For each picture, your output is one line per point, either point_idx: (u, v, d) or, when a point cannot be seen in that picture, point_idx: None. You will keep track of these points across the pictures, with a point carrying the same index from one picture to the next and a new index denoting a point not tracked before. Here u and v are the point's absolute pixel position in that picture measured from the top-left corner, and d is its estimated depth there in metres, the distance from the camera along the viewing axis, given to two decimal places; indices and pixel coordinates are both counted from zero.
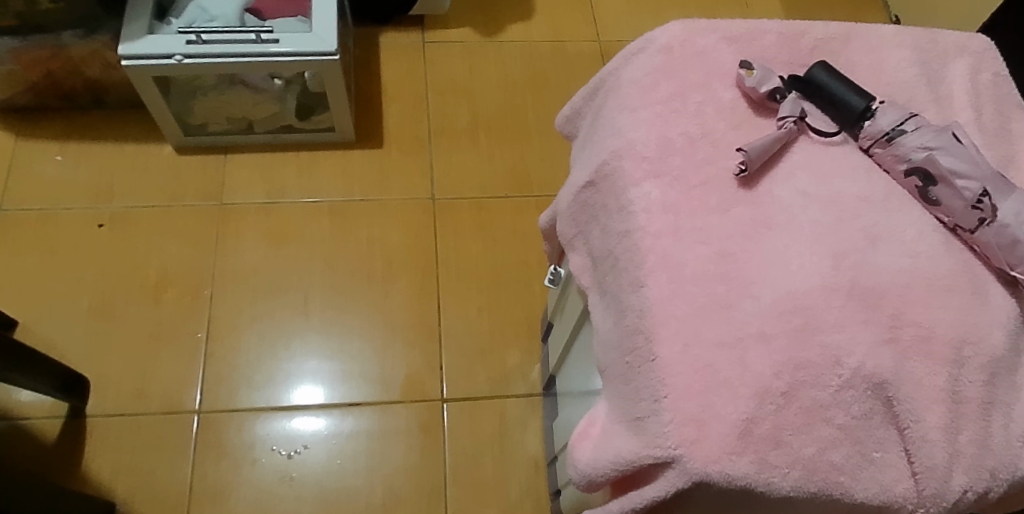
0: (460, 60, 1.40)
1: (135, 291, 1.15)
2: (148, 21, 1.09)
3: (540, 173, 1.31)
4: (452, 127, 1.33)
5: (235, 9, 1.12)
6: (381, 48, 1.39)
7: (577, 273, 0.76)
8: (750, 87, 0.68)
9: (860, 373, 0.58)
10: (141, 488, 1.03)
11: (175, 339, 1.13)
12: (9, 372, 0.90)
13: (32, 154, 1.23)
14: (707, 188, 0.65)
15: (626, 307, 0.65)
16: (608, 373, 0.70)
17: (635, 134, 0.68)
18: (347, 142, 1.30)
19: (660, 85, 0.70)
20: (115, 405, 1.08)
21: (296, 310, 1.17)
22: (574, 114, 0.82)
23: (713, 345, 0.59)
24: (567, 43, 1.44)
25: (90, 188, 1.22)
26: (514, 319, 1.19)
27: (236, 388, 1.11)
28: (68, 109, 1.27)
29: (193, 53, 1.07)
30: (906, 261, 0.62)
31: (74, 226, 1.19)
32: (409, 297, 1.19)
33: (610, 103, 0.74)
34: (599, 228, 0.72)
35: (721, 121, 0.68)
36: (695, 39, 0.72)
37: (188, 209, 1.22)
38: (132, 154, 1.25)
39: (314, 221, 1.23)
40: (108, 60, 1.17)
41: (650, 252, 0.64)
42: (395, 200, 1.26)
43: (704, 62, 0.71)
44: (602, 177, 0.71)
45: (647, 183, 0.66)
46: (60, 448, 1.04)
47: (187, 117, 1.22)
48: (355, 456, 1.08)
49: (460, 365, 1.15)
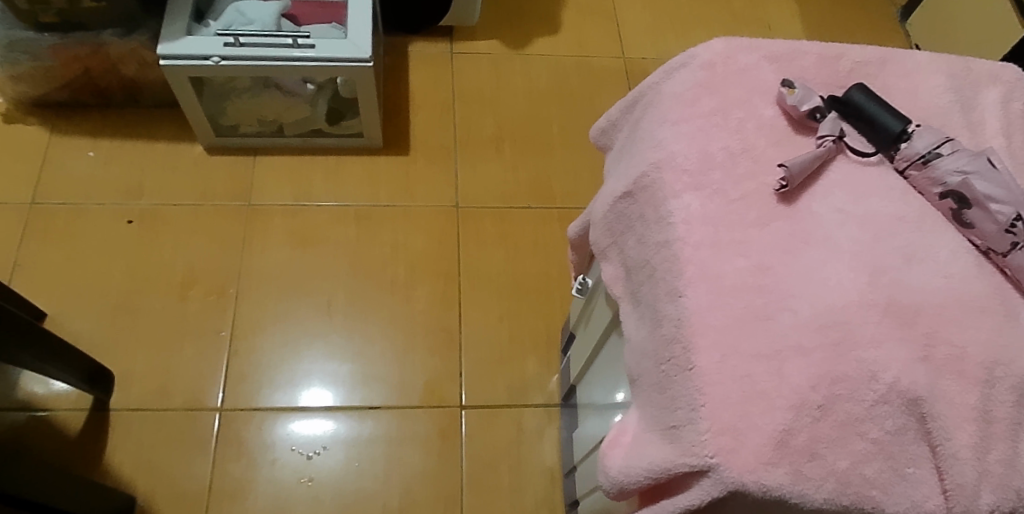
0: (487, 71, 1.42)
1: (161, 289, 1.16)
2: (186, 22, 1.11)
3: (562, 185, 1.32)
4: (477, 136, 1.35)
5: (272, 15, 1.15)
6: (410, 57, 1.41)
7: (610, 283, 0.78)
8: (791, 106, 0.69)
9: (895, 388, 0.59)
10: (160, 483, 1.04)
11: (199, 337, 1.14)
12: (35, 361, 0.91)
13: (65, 149, 1.25)
14: (747, 203, 0.66)
15: (662, 316, 0.67)
16: (641, 382, 0.71)
17: (676, 147, 0.69)
18: (374, 148, 1.31)
19: (703, 100, 0.71)
20: (137, 400, 1.09)
21: (319, 311, 1.18)
22: (610, 126, 0.84)
23: (751, 356, 0.61)
24: (592, 58, 1.47)
25: (120, 185, 1.23)
26: (533, 329, 1.20)
27: (257, 387, 1.11)
28: (101, 106, 1.29)
29: (231, 56, 1.09)
30: (940, 281, 0.63)
31: (103, 221, 1.20)
32: (431, 303, 1.20)
33: (649, 116, 0.75)
34: (635, 238, 0.73)
35: (762, 137, 0.69)
36: (736, 57, 0.74)
37: (216, 209, 1.23)
38: (162, 153, 1.26)
39: (339, 225, 1.24)
40: (145, 60, 1.18)
41: (689, 263, 0.65)
42: (420, 207, 1.27)
43: (745, 80, 0.72)
44: (640, 188, 0.72)
45: (687, 195, 0.67)
46: (83, 440, 1.05)
47: (218, 118, 1.24)
48: (373, 459, 1.09)
49: (479, 373, 1.16)
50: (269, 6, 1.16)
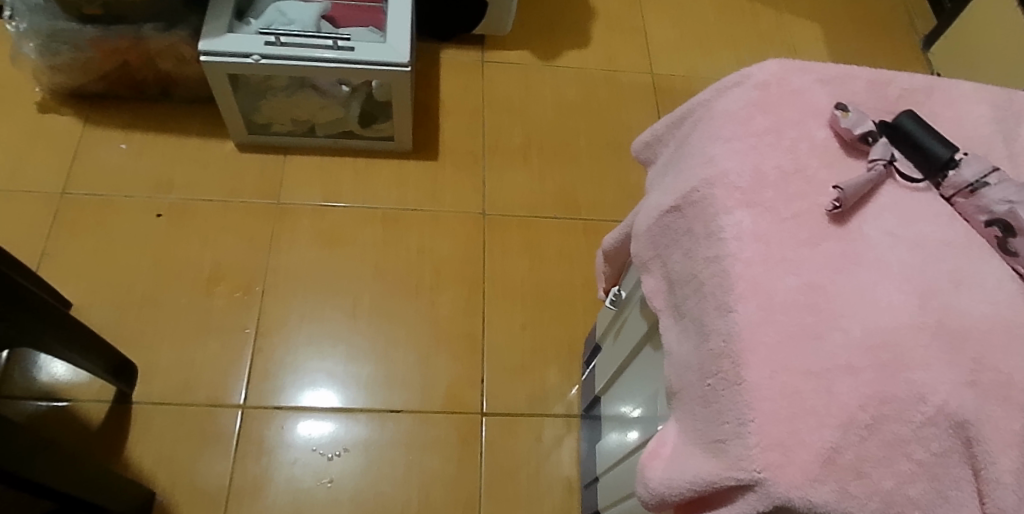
0: (517, 81, 1.43)
1: (188, 284, 1.16)
2: (228, 20, 1.12)
3: (587, 197, 1.33)
4: (505, 144, 1.36)
5: (312, 16, 1.17)
6: (442, 64, 1.43)
7: (651, 295, 0.78)
8: (845, 128, 0.71)
9: (943, 411, 0.60)
10: (181, 477, 1.04)
11: (224, 333, 1.14)
12: (58, 347, 0.91)
13: (97, 140, 1.26)
14: (798, 221, 0.67)
15: (710, 331, 0.67)
16: (682, 395, 0.71)
17: (728, 164, 0.70)
18: (403, 152, 1.32)
19: (756, 119, 0.72)
20: (160, 394, 1.09)
21: (343, 312, 1.18)
22: (655, 140, 0.85)
23: (801, 373, 0.61)
24: (621, 73, 1.48)
25: (150, 179, 1.24)
26: (556, 340, 1.21)
27: (280, 385, 1.11)
28: (135, 99, 1.30)
29: (271, 55, 1.10)
30: (986, 308, 0.64)
31: (133, 213, 1.20)
32: (456, 309, 1.21)
33: (699, 132, 0.76)
34: (681, 252, 0.73)
35: (814, 158, 0.70)
36: (790, 78, 0.75)
37: (244, 206, 1.24)
38: (193, 148, 1.27)
39: (366, 227, 1.25)
40: (183, 55, 1.20)
41: (740, 279, 0.65)
42: (447, 213, 1.28)
43: (799, 101, 0.73)
44: (690, 203, 0.72)
45: (739, 211, 0.68)
46: (105, 432, 1.05)
47: (252, 115, 1.25)
48: (392, 463, 1.08)
49: (500, 380, 1.16)
50: (310, 8, 1.17)
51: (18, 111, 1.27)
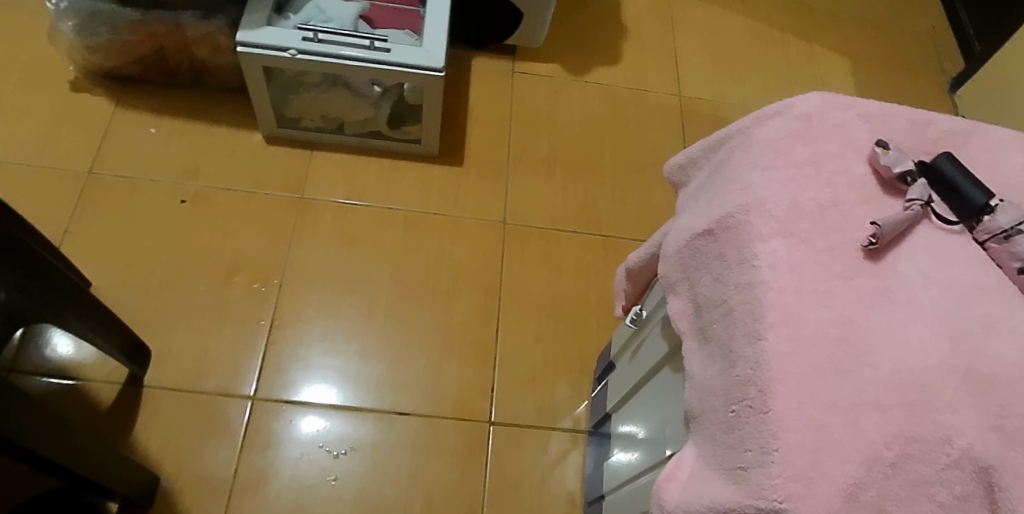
0: (547, 94, 1.44)
1: (207, 272, 1.17)
2: (267, 13, 1.13)
3: (609, 213, 1.34)
4: (531, 155, 1.37)
5: (351, 15, 1.18)
6: (473, 72, 1.44)
7: (676, 317, 0.78)
8: (885, 166, 0.71)
9: (968, 454, 0.59)
10: (185, 465, 1.03)
11: (239, 324, 1.14)
12: (75, 325, 0.90)
13: (127, 123, 1.27)
14: (833, 254, 0.67)
15: (737, 357, 0.66)
16: (703, 419, 0.71)
17: (766, 192, 0.70)
18: (428, 156, 1.33)
19: (796, 149, 0.73)
20: (171, 380, 1.08)
21: (359, 311, 1.18)
22: (690, 163, 0.85)
23: (828, 406, 0.61)
24: (649, 93, 1.49)
25: (177, 165, 1.24)
26: (568, 353, 1.20)
27: (291, 380, 1.11)
28: (168, 85, 1.31)
29: (307, 50, 1.11)
30: (1016, 355, 0.64)
31: (157, 198, 1.21)
32: (471, 315, 1.21)
33: (737, 158, 0.77)
34: (710, 276, 0.73)
35: (852, 193, 0.71)
36: (832, 112, 0.75)
37: (269, 199, 1.24)
38: (222, 138, 1.28)
39: (388, 227, 1.25)
40: (219, 44, 1.21)
41: (772, 307, 0.65)
42: (468, 219, 1.28)
43: (839, 135, 0.74)
44: (724, 228, 0.72)
45: (774, 240, 0.68)
46: (113, 414, 1.05)
47: (283, 109, 1.26)
48: (397, 465, 1.08)
49: (510, 391, 1.16)
50: (349, 7, 1.18)
51: (51, 88, 1.28)
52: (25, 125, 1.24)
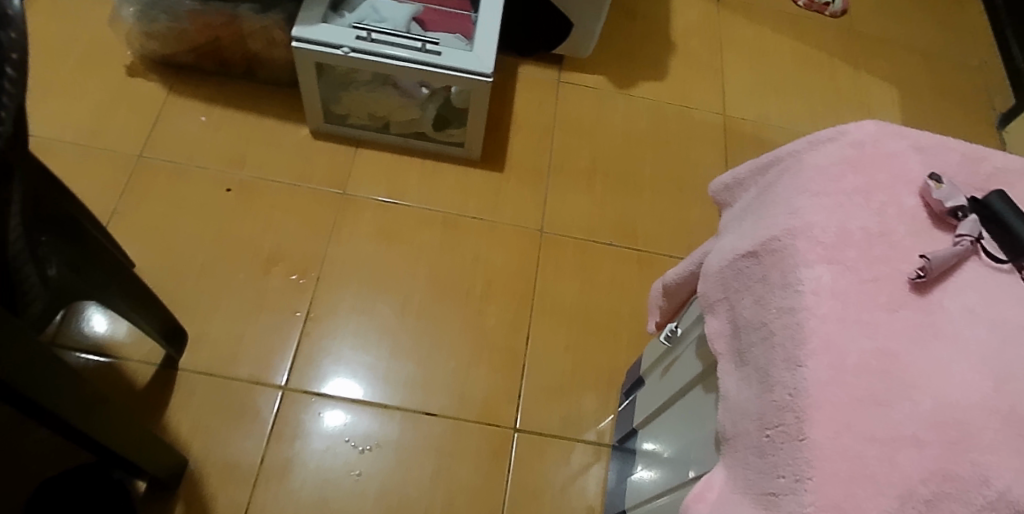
0: (591, 105, 1.45)
1: (247, 260, 1.19)
2: (324, 11, 1.16)
3: (646, 229, 1.34)
4: (571, 166, 1.37)
5: (404, 17, 1.19)
6: (519, 79, 1.45)
7: (713, 337, 0.78)
8: (936, 200, 0.70)
9: (1005, 498, 0.57)
10: (214, 449, 1.05)
11: (275, 313, 1.16)
12: (119, 304, 0.92)
13: (179, 110, 1.30)
14: (879, 284, 0.66)
15: (775, 382, 0.66)
16: (735, 442, 0.70)
17: (814, 218, 0.70)
18: (470, 160, 1.34)
19: (848, 177, 0.72)
20: (206, 364, 1.10)
21: (393, 309, 1.19)
22: (736, 184, 0.85)
23: (865, 438, 0.60)
24: (693, 110, 1.49)
25: (224, 154, 1.27)
26: (597, 366, 1.20)
27: (321, 372, 1.12)
28: (220, 75, 1.34)
29: (360, 48, 1.13)
30: None
31: (204, 185, 1.24)
32: (503, 321, 1.21)
33: (785, 182, 0.76)
34: (752, 298, 0.72)
35: (901, 225, 0.70)
36: (886, 142, 0.74)
37: (312, 192, 1.26)
38: (269, 130, 1.31)
39: (426, 227, 1.27)
40: (274, 38, 1.24)
41: (814, 334, 0.64)
42: (505, 225, 1.29)
43: (892, 166, 0.73)
44: (768, 251, 0.72)
45: (820, 266, 0.67)
46: (148, 393, 1.07)
47: (331, 105, 1.28)
48: (421, 465, 1.08)
49: (536, 399, 1.16)
50: (403, 9, 1.20)
51: (109, 72, 1.32)
52: (82, 106, 1.27)
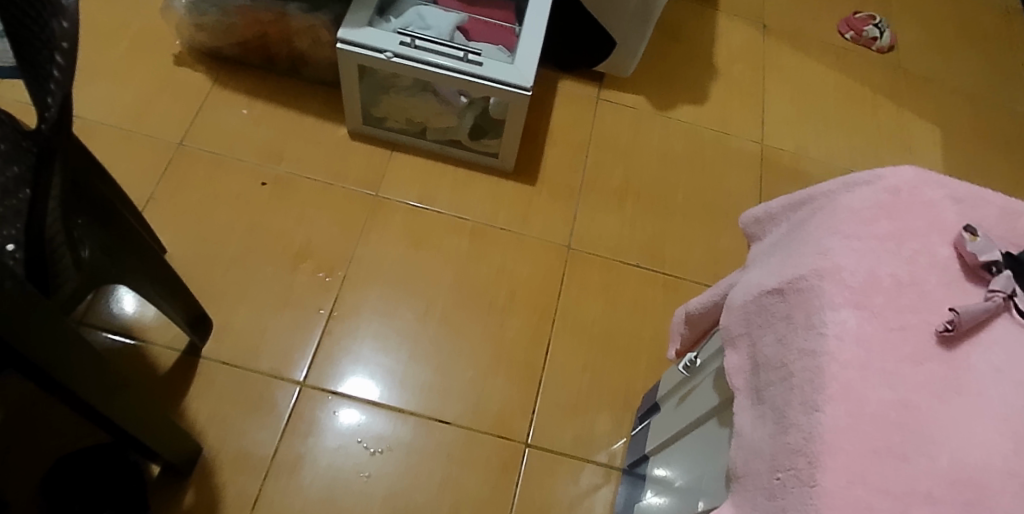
0: (628, 124, 1.44)
1: (276, 254, 1.21)
2: (370, 14, 1.17)
3: (674, 253, 1.32)
4: (604, 184, 1.37)
5: (449, 26, 1.20)
6: (558, 94, 1.45)
7: (732, 372, 0.76)
8: (970, 252, 0.68)
9: None
10: (228, 439, 1.06)
11: (299, 309, 1.17)
12: (147, 289, 0.94)
13: (222, 102, 1.33)
14: (904, 334, 0.65)
15: (790, 425, 0.64)
16: (745, 481, 0.69)
17: (843, 260, 0.68)
18: (503, 171, 1.35)
19: (881, 222, 0.70)
20: (228, 354, 1.12)
21: (414, 313, 1.20)
22: (767, 218, 0.84)
23: (877, 490, 0.58)
24: (731, 137, 1.47)
25: (263, 148, 1.29)
26: (613, 387, 1.19)
27: (340, 370, 1.14)
28: (264, 69, 1.37)
29: (403, 54, 1.14)
30: None
31: (240, 177, 1.26)
32: (523, 334, 1.21)
33: (816, 221, 0.75)
34: (774, 336, 0.71)
35: (932, 275, 0.68)
36: (923, 189, 0.73)
37: (345, 192, 1.28)
38: (309, 127, 1.33)
39: (454, 235, 1.28)
40: (320, 38, 1.26)
41: (833, 380, 0.62)
42: (533, 238, 1.29)
43: (927, 214, 0.71)
44: (794, 290, 0.71)
45: (846, 310, 0.65)
46: (170, 377, 1.09)
47: (371, 108, 1.29)
48: (430, 472, 1.09)
49: (551, 415, 1.15)
50: (448, 17, 1.21)
51: (157, 60, 1.35)
52: (129, 91, 1.31)
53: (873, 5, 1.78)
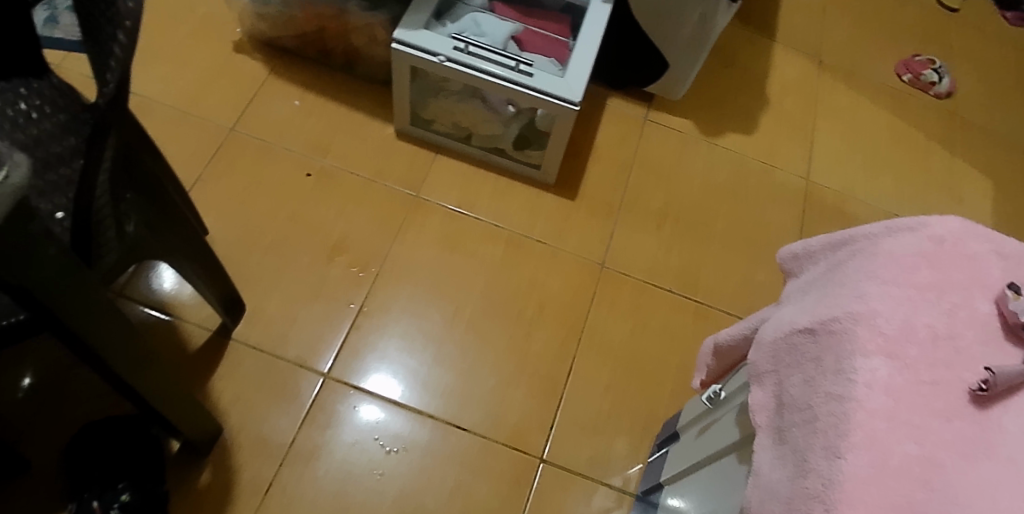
0: (673, 148, 1.43)
1: (313, 245, 1.23)
2: (427, 17, 1.19)
3: (708, 281, 1.31)
4: (644, 206, 1.36)
5: (503, 35, 1.21)
6: (606, 111, 1.45)
7: (755, 409, 0.75)
8: (1012, 311, 0.65)
9: None
10: (249, 422, 1.08)
11: (330, 301, 1.19)
12: (186, 268, 0.96)
13: (276, 92, 1.36)
14: (936, 389, 0.62)
15: (810, 469, 0.63)
16: None
17: (880, 306, 0.66)
18: (544, 183, 1.35)
19: (922, 271, 0.68)
20: (257, 338, 1.14)
21: (442, 316, 1.21)
22: (805, 255, 0.82)
23: None
24: (778, 170, 1.45)
25: (311, 140, 1.32)
26: (634, 411, 1.18)
27: (364, 366, 1.14)
28: (319, 63, 1.39)
29: (455, 59, 1.15)
30: None
31: (286, 167, 1.29)
32: (548, 348, 1.21)
33: (855, 263, 0.73)
34: (801, 377, 0.70)
35: (971, 331, 0.65)
36: (968, 242, 0.71)
37: (386, 190, 1.29)
38: (357, 123, 1.35)
39: (489, 242, 1.28)
40: (376, 36, 1.28)
41: (859, 428, 0.61)
42: (567, 253, 1.29)
43: (970, 267, 0.69)
44: (827, 332, 0.69)
45: (877, 358, 0.64)
46: (199, 356, 1.11)
47: (419, 109, 1.31)
48: (443, 477, 1.08)
49: (569, 433, 1.14)
50: (504, 26, 1.22)
51: (218, 46, 1.39)
52: (188, 74, 1.35)
53: (935, 48, 1.73)
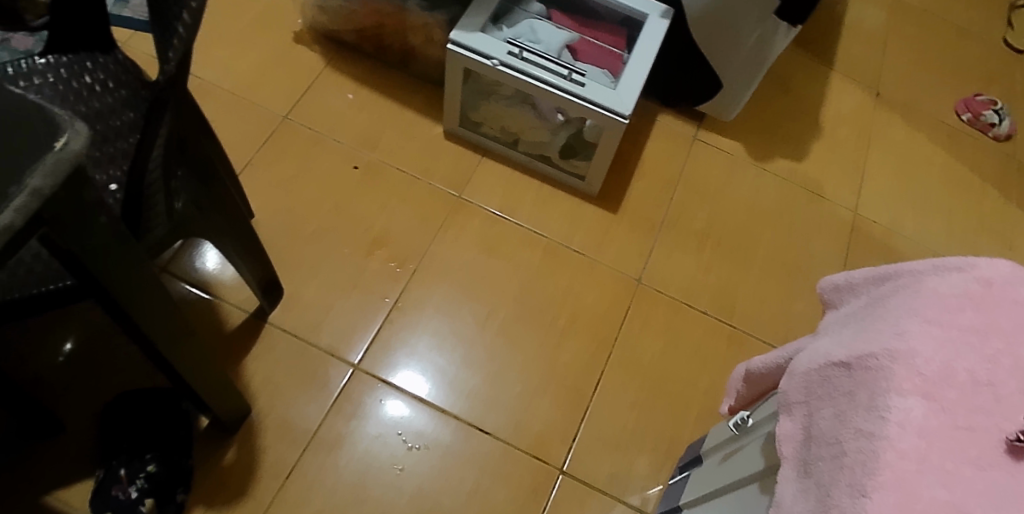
0: (720, 169, 1.41)
1: (353, 237, 1.25)
2: (484, 21, 1.20)
3: (745, 306, 1.28)
4: (686, 225, 1.34)
5: (559, 43, 1.21)
6: (656, 126, 1.44)
7: (782, 439, 0.73)
8: None
9: None
10: (277, 406, 1.10)
11: (366, 293, 1.20)
12: (230, 249, 0.99)
13: (331, 84, 1.38)
14: (971, 435, 0.60)
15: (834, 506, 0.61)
16: None
17: (919, 345, 0.64)
18: (586, 194, 1.34)
19: (967, 312, 0.66)
20: (292, 323, 1.16)
21: (474, 318, 1.21)
22: (846, 287, 0.80)
23: None
24: (826, 200, 1.42)
25: (360, 134, 1.34)
26: (658, 431, 1.16)
27: (393, 360, 1.15)
28: (375, 59, 1.42)
29: (508, 64, 1.16)
30: None
31: (334, 159, 1.31)
32: (577, 360, 1.20)
33: (898, 299, 0.71)
34: (832, 411, 0.68)
35: (1012, 379, 0.63)
36: (1018, 287, 0.68)
37: (429, 189, 1.31)
38: (406, 121, 1.36)
39: (527, 249, 1.28)
40: (433, 36, 1.30)
41: (887, 468, 0.59)
42: (604, 266, 1.28)
43: (1018, 313, 0.66)
44: (862, 366, 0.67)
45: (912, 398, 0.61)
46: (234, 336, 1.14)
47: (469, 112, 1.32)
48: (461, 479, 1.08)
49: (590, 447, 1.13)
50: (560, 35, 1.22)
51: (279, 36, 1.42)
52: (248, 61, 1.38)
53: (1000, 88, 1.68)
